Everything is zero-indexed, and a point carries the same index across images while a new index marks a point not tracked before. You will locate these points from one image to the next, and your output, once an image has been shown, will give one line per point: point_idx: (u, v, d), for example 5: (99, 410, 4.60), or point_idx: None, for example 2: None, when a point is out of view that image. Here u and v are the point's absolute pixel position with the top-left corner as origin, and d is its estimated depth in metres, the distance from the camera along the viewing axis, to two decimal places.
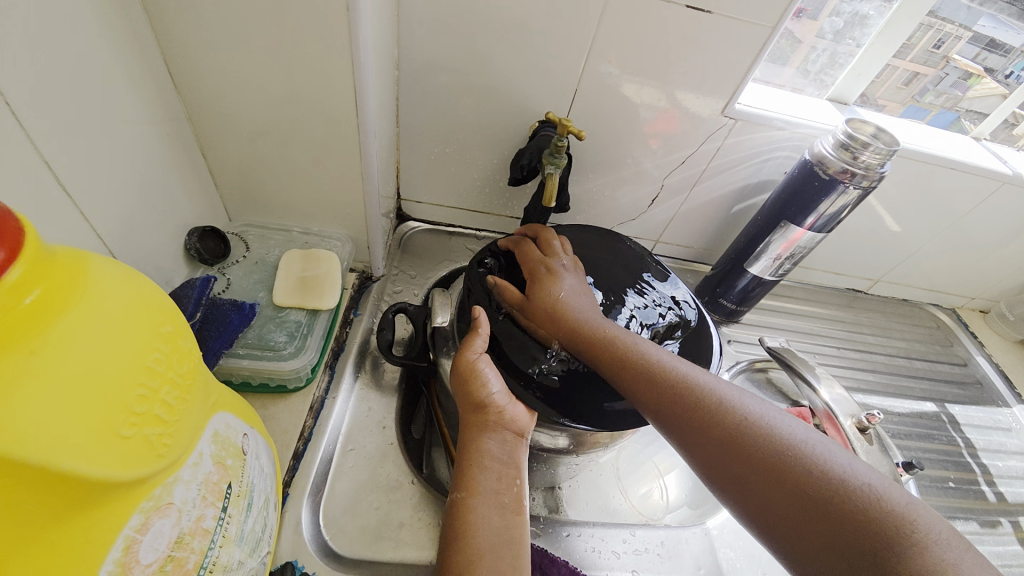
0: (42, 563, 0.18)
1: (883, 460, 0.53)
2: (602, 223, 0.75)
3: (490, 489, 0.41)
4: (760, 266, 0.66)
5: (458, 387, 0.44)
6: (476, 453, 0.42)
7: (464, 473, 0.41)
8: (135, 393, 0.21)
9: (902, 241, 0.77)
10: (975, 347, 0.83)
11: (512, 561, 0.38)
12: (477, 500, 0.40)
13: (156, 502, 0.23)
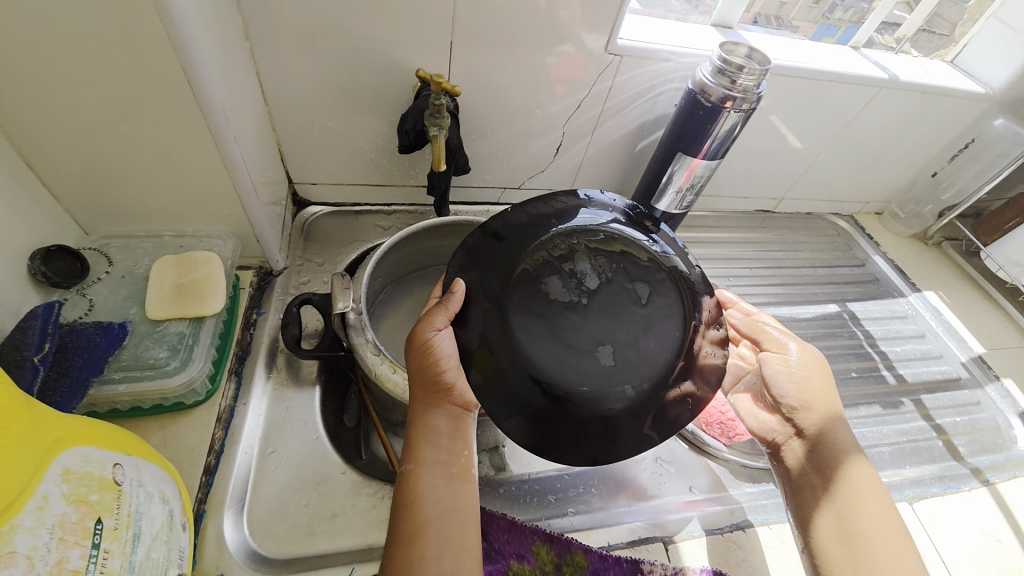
0: None
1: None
2: (511, 179, 0.73)
3: (435, 460, 0.39)
4: (665, 200, 0.68)
5: (415, 360, 0.41)
6: (421, 437, 0.40)
7: (411, 444, 0.40)
8: None
9: (798, 156, 0.80)
10: (872, 247, 0.90)
11: (458, 528, 0.38)
12: (423, 470, 0.39)
13: None
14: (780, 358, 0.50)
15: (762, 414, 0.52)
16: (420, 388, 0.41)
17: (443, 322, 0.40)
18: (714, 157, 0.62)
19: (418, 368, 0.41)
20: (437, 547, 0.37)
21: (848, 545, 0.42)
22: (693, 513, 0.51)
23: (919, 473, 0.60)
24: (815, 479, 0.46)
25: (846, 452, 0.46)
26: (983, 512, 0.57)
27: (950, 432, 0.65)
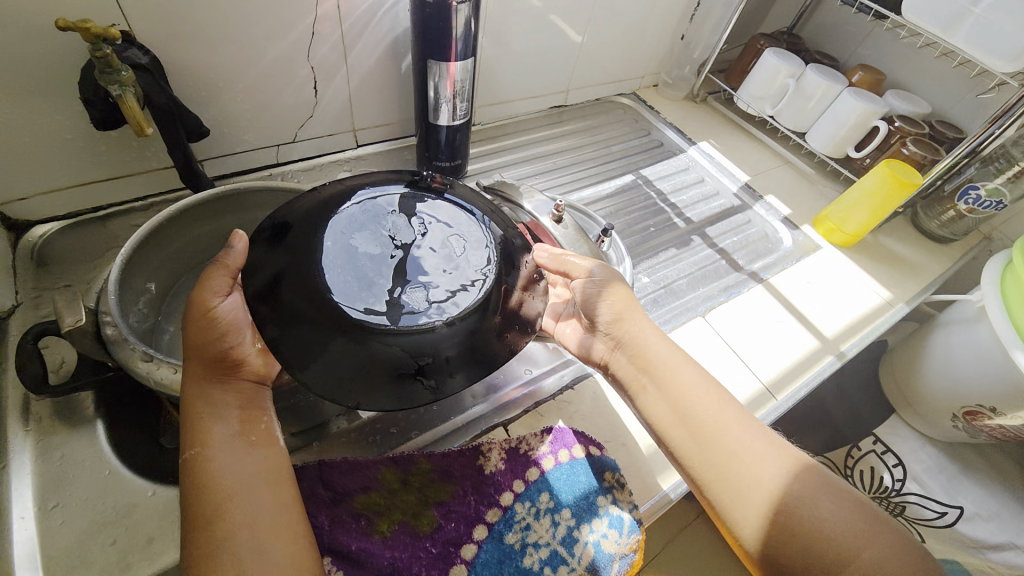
0: None
1: (574, 239, 0.63)
2: (279, 133, 0.66)
3: (225, 435, 0.38)
4: (442, 116, 0.66)
5: (190, 333, 0.39)
6: (209, 413, 0.38)
7: (193, 428, 0.37)
8: None
9: (564, 44, 0.83)
10: (654, 116, 0.99)
11: (266, 489, 0.37)
12: (213, 449, 0.37)
13: None
14: (587, 281, 0.52)
15: (587, 338, 0.54)
16: (198, 365, 0.39)
17: (221, 287, 0.40)
18: (466, 56, 0.60)
19: (202, 341, 0.39)
20: (249, 512, 0.36)
21: (687, 428, 0.47)
22: (527, 389, 0.54)
23: (709, 290, 0.71)
24: (644, 380, 0.50)
25: (658, 342, 0.51)
26: (761, 304, 0.69)
27: (731, 251, 0.77)
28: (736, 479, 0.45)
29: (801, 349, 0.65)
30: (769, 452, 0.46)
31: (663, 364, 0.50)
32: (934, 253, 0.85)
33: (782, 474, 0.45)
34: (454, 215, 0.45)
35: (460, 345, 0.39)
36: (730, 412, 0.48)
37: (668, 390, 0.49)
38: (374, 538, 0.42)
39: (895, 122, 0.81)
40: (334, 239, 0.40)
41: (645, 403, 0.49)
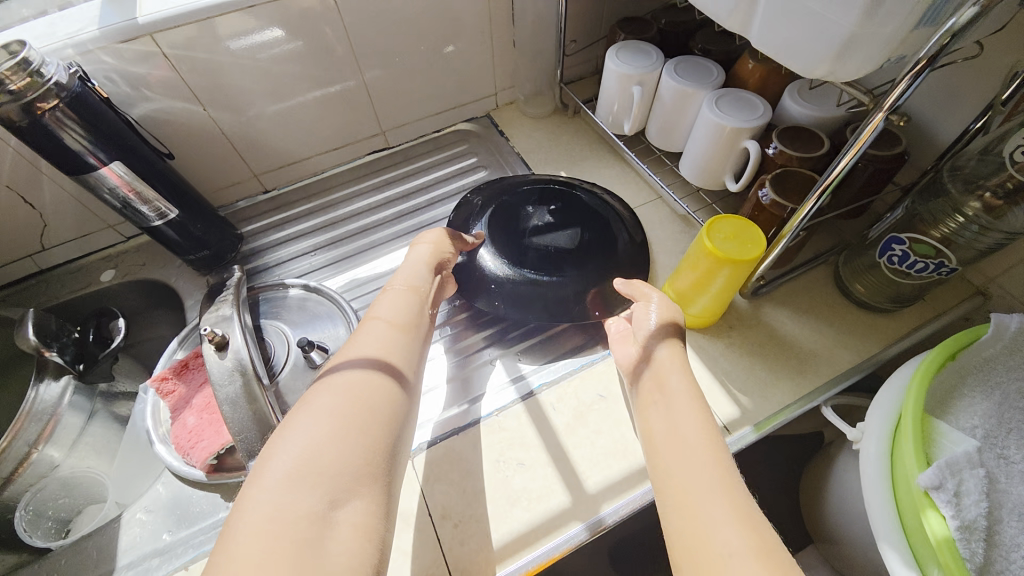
0: None
1: (233, 370, 0.50)
2: (21, 246, 0.66)
3: (341, 385, 0.39)
4: (147, 216, 0.59)
5: (425, 262, 0.53)
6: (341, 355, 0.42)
7: (349, 378, 0.39)
8: None
9: (342, 87, 0.71)
10: (502, 144, 0.81)
11: (309, 472, 0.33)
12: (309, 406, 0.37)
13: None
14: (644, 307, 0.49)
15: (627, 348, 0.48)
16: (415, 291, 0.50)
17: (432, 239, 0.56)
18: (116, 154, 0.54)
19: (413, 278, 0.51)
20: (328, 393, 0.38)
21: (681, 475, 0.36)
22: (148, 563, 0.46)
23: (466, 398, 0.55)
24: (653, 390, 0.43)
25: (667, 373, 0.43)
26: (512, 434, 0.52)
27: (516, 347, 0.59)
28: (694, 471, 0.36)
29: (537, 512, 0.47)
30: (721, 477, 0.35)
31: (676, 387, 0.42)
32: (853, 333, 0.56)
33: (723, 525, 0.32)
34: (558, 218, 0.64)
35: (542, 306, 0.58)
36: (704, 418, 0.39)
37: (665, 444, 0.39)
38: None
39: (772, 143, 0.54)
40: (511, 213, 0.65)
41: (647, 409, 0.42)
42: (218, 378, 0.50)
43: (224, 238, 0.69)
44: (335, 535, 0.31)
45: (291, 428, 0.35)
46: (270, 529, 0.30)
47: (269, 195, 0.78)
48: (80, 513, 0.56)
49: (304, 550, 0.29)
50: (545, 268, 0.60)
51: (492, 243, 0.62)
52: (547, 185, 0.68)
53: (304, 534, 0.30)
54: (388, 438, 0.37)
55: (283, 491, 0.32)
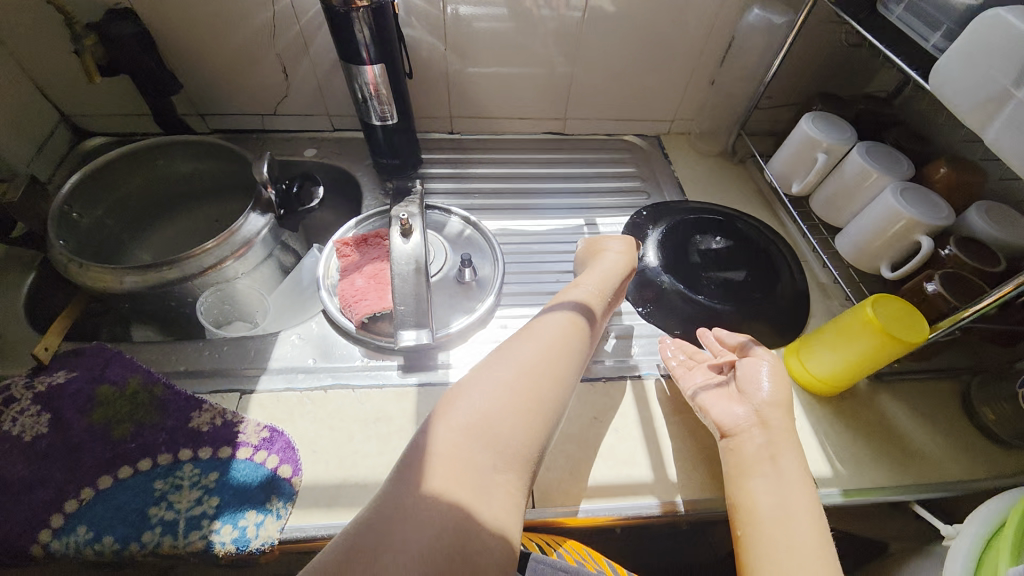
0: None
1: (409, 256, 0.60)
2: (261, 105, 0.80)
3: (505, 376, 0.47)
4: (372, 114, 0.71)
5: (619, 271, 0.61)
6: (518, 337, 0.52)
7: (524, 370, 0.48)
8: None
9: (553, 70, 0.80)
10: (665, 165, 0.87)
11: (481, 446, 0.42)
12: (473, 387, 0.46)
13: None
14: (754, 358, 0.52)
15: (732, 404, 0.50)
16: (610, 295, 0.58)
17: (617, 252, 0.63)
18: (380, 57, 0.65)
19: (610, 284, 0.59)
20: (506, 366, 0.48)
21: (777, 546, 0.41)
22: (296, 373, 0.56)
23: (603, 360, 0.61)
24: (751, 453, 0.47)
25: (771, 439, 0.47)
26: (611, 403, 0.56)
27: (633, 333, 0.64)
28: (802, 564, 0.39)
29: (619, 474, 0.51)
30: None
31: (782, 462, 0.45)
32: (965, 451, 0.56)
33: None
34: (726, 254, 0.71)
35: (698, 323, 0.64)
36: (813, 512, 0.43)
37: (764, 510, 0.43)
38: (88, 420, 0.52)
39: (948, 246, 0.56)
40: (682, 241, 0.73)
41: (752, 483, 0.45)
42: (398, 257, 0.59)
43: (411, 155, 0.79)
44: (495, 494, 0.41)
45: (470, 391, 0.46)
46: (452, 467, 0.41)
47: (452, 137, 0.88)
48: (230, 322, 0.70)
49: (473, 496, 0.40)
50: (711, 295, 0.66)
51: (666, 264, 0.70)
52: (719, 224, 0.75)
53: (473, 483, 0.40)
54: (543, 428, 0.46)
55: (462, 440, 0.42)
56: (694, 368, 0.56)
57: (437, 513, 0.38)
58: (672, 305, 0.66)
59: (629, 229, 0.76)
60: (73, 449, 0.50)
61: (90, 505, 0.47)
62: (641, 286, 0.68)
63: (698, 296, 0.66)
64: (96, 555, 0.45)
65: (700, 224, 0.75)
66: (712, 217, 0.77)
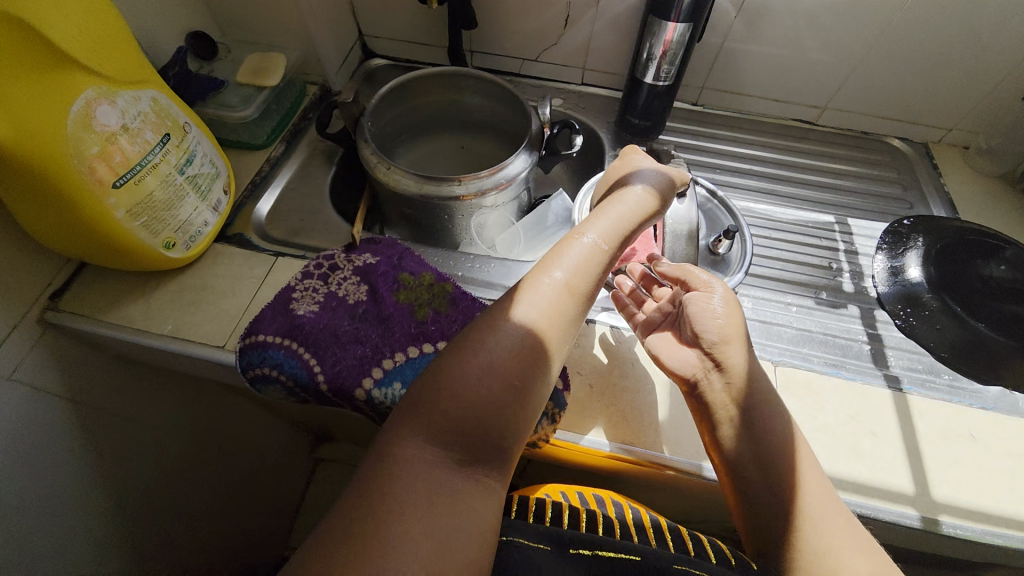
0: (35, 82, 0.41)
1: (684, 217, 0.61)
2: (528, 50, 0.85)
3: (504, 346, 0.43)
4: (650, 73, 0.72)
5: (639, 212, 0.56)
6: (525, 298, 0.47)
7: (512, 338, 0.44)
8: (93, 34, 0.45)
9: (835, 56, 0.76)
10: (930, 176, 0.80)
11: (472, 407, 0.40)
12: (469, 352, 0.43)
13: (100, 93, 0.46)
14: (704, 299, 0.52)
15: (685, 352, 0.52)
16: (619, 242, 0.53)
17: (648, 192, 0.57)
18: (688, 19, 0.64)
19: (621, 229, 0.53)
20: (512, 335, 0.44)
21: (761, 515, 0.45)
22: None
23: (855, 363, 0.59)
24: (726, 427, 0.48)
25: (744, 403, 0.48)
26: (871, 406, 0.55)
27: (888, 343, 0.61)
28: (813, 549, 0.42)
29: (878, 478, 0.51)
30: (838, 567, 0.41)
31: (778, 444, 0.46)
32: None
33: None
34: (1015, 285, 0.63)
35: (967, 350, 0.60)
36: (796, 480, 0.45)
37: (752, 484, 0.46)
38: (393, 297, 0.60)
39: None
40: (956, 258, 0.66)
41: (720, 432, 0.48)
42: (675, 216, 0.61)
43: (662, 120, 0.80)
44: (507, 439, 0.41)
45: (491, 352, 0.43)
46: (457, 423, 0.40)
47: (693, 108, 0.87)
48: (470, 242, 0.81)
49: (474, 451, 0.40)
50: (989, 325, 0.60)
51: (932, 279, 0.65)
52: (1006, 250, 0.67)
53: (467, 441, 0.40)
54: (537, 397, 0.43)
55: (466, 394, 0.40)
56: (643, 299, 0.60)
57: (429, 526, 0.35)
58: (939, 324, 0.62)
59: (886, 235, 0.71)
60: (384, 318, 0.58)
61: (402, 368, 0.55)
62: (899, 295, 0.65)
63: (971, 322, 0.61)
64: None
65: (982, 245, 0.67)
66: (994, 242, 0.69)
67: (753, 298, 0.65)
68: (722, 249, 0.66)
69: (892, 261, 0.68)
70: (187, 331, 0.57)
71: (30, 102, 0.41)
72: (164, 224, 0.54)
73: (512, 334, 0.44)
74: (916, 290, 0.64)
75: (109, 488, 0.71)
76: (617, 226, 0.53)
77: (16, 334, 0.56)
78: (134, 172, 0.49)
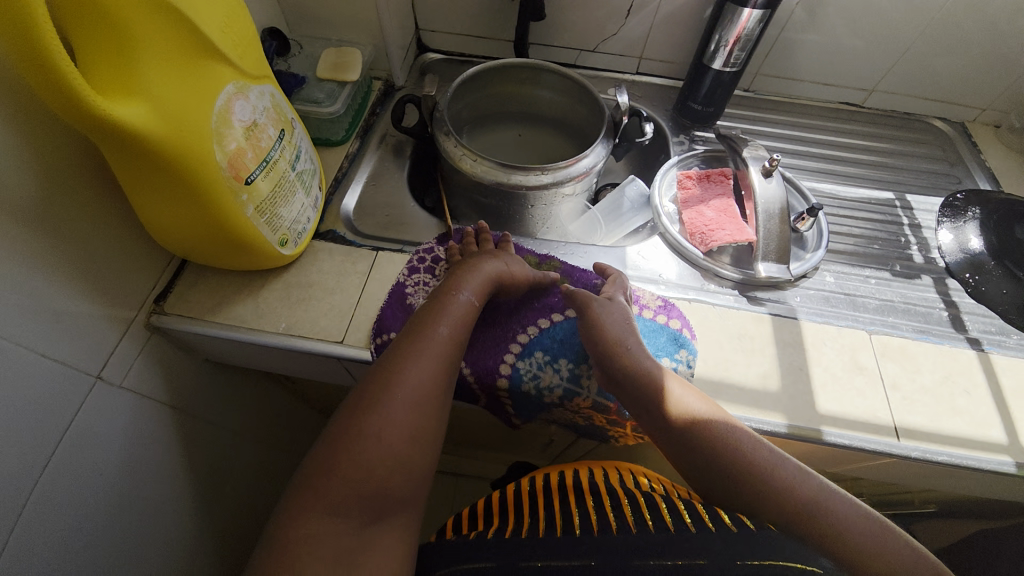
0: (188, 77, 0.42)
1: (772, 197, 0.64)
2: (587, 41, 0.87)
3: (389, 418, 0.43)
4: (719, 60, 0.74)
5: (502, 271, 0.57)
6: (404, 365, 0.46)
7: (373, 402, 0.44)
8: (232, 30, 0.46)
9: (885, 41, 0.80)
10: (973, 154, 0.84)
11: (367, 477, 0.41)
12: (364, 423, 0.42)
13: (237, 88, 0.47)
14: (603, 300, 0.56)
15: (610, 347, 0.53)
16: (484, 293, 0.54)
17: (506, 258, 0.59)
18: (764, 6, 0.67)
19: (486, 283, 0.55)
20: (388, 408, 0.43)
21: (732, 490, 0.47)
22: (657, 285, 0.64)
23: (938, 329, 0.63)
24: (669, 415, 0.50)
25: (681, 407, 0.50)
26: (960, 367, 0.59)
27: (963, 310, 0.65)
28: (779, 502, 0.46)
29: (978, 433, 0.54)
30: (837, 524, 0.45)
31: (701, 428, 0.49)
32: None
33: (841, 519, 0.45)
34: None
35: None
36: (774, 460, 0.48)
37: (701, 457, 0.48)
38: None
39: None
40: (1012, 226, 0.71)
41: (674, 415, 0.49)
42: (765, 196, 0.65)
43: (722, 108, 0.82)
44: (390, 510, 0.42)
45: (371, 431, 0.42)
46: (349, 500, 0.40)
47: (745, 94, 0.90)
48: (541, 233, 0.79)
49: (370, 519, 0.41)
50: None
51: (993, 247, 0.69)
52: None
53: (364, 511, 0.41)
54: (418, 463, 0.44)
55: (358, 472, 0.41)
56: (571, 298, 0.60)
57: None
58: (1009, 289, 0.66)
59: (942, 208, 0.76)
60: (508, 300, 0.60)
61: (538, 338, 0.58)
62: (966, 265, 0.69)
63: None
64: (551, 376, 0.57)
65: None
66: None
67: (835, 272, 0.68)
68: (802, 228, 0.69)
69: (954, 232, 0.72)
70: (303, 327, 0.57)
71: (185, 96, 0.41)
72: (280, 220, 0.55)
73: (412, 385, 0.45)
74: (982, 259, 0.69)
75: (198, 493, 0.70)
76: (489, 280, 0.55)
77: (126, 338, 0.54)
78: (262, 168, 0.50)
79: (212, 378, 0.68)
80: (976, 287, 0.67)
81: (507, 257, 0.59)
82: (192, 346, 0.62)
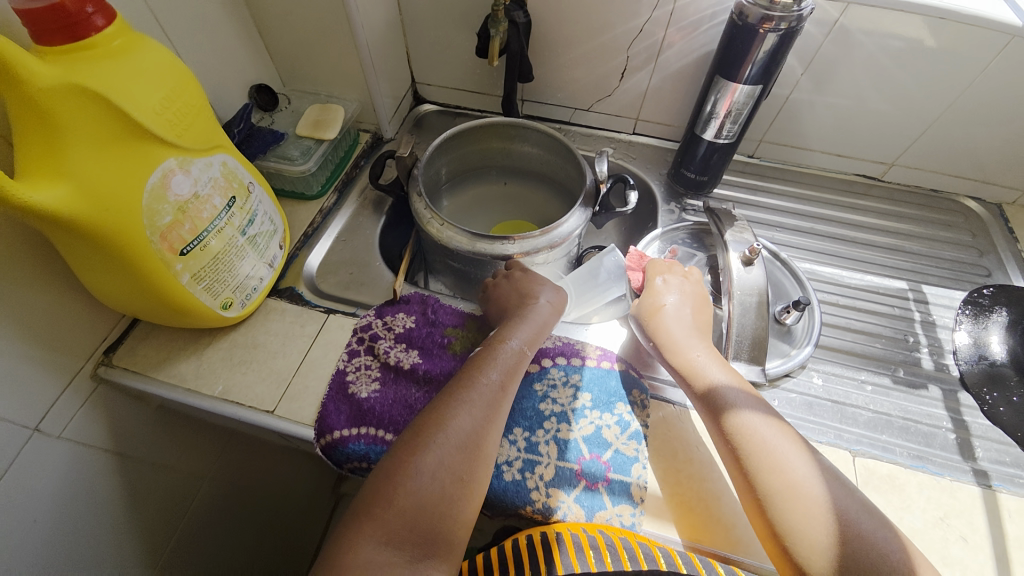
0: (120, 155, 0.42)
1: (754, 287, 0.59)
2: (581, 101, 0.85)
3: (442, 453, 0.43)
4: (709, 130, 0.70)
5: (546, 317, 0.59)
6: (459, 399, 0.47)
7: (429, 434, 0.44)
8: (174, 106, 0.46)
9: (903, 114, 0.73)
10: (1008, 242, 0.75)
11: (418, 511, 0.41)
12: (420, 456, 0.43)
13: (179, 162, 0.47)
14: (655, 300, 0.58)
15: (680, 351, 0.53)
16: (531, 341, 0.55)
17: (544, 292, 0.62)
18: (755, 80, 0.62)
19: (534, 330, 0.56)
20: (441, 446, 0.44)
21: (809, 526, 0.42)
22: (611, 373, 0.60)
23: (939, 454, 0.54)
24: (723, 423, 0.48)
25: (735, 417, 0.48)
26: (963, 507, 0.50)
27: (975, 433, 0.56)
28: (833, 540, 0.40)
29: None
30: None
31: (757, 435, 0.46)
32: None
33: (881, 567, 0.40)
34: None
35: None
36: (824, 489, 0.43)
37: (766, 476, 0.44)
38: (448, 352, 0.59)
39: None
40: None
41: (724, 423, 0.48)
42: (742, 284, 0.59)
43: (718, 177, 0.77)
44: (447, 542, 0.41)
45: (424, 465, 0.43)
46: (407, 529, 0.40)
47: (749, 160, 0.85)
48: None
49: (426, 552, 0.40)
50: None
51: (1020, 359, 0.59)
52: None
53: (418, 543, 0.40)
54: (473, 496, 0.44)
55: (415, 503, 0.41)
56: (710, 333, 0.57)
57: None
58: None
59: (962, 306, 0.67)
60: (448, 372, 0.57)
61: None
62: (983, 377, 0.60)
63: None
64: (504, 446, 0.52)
65: None
66: None
67: (823, 373, 0.61)
68: (789, 320, 0.63)
69: (974, 334, 0.63)
70: (237, 392, 0.56)
71: (114, 175, 0.41)
72: (224, 284, 0.55)
73: (455, 431, 0.45)
74: (1004, 373, 0.59)
75: (145, 537, 0.69)
76: (537, 329, 0.57)
77: (69, 390, 0.55)
78: (203, 237, 0.50)
79: (167, 425, 0.69)
80: (991, 406, 0.58)
81: (545, 294, 0.61)
82: (143, 395, 0.62)
